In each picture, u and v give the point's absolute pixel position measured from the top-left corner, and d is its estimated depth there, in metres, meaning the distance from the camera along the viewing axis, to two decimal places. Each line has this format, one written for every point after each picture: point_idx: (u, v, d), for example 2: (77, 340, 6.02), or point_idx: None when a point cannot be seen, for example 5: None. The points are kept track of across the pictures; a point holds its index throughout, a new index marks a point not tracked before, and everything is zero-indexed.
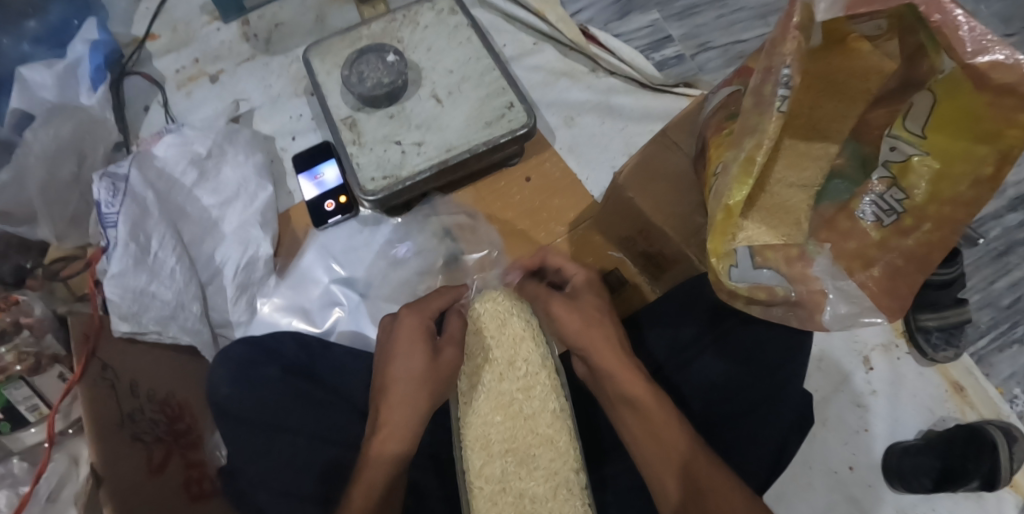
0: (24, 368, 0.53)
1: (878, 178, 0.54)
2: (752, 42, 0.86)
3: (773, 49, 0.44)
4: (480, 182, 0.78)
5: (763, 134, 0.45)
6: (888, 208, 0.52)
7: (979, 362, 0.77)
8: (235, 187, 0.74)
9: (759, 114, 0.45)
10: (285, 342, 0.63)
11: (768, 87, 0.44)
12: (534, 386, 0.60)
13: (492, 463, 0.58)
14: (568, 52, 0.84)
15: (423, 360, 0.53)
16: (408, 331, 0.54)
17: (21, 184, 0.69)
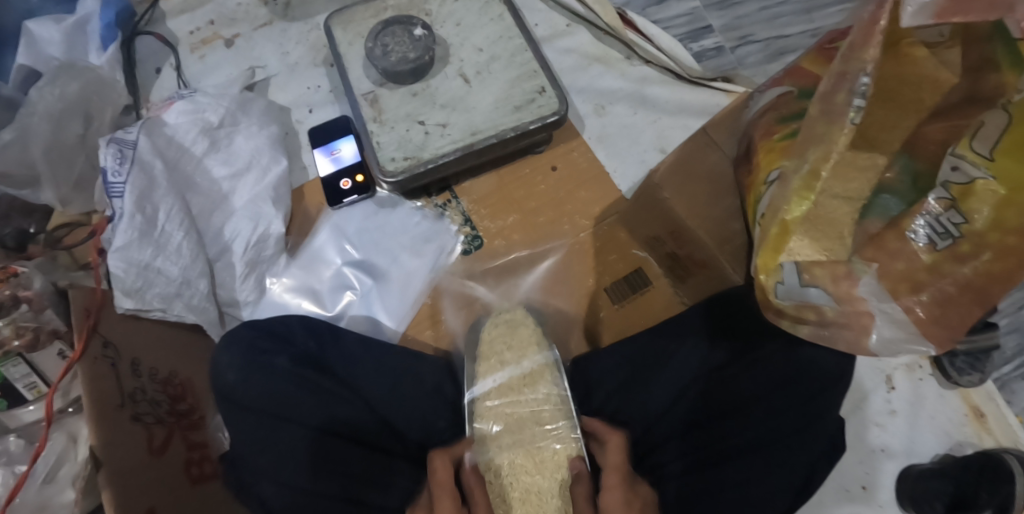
0: (22, 343, 0.50)
1: (935, 197, 0.48)
2: (795, 39, 0.81)
3: (849, 55, 0.42)
4: (503, 168, 0.73)
5: (831, 146, 0.43)
6: (943, 231, 0.48)
7: (1002, 388, 0.75)
8: (247, 158, 0.70)
9: (827, 124, 0.43)
10: (293, 328, 0.61)
11: (842, 95, 0.42)
12: (538, 380, 0.64)
13: (501, 456, 0.61)
14: (602, 37, 0.81)
15: None
16: None
17: (24, 144, 0.67)
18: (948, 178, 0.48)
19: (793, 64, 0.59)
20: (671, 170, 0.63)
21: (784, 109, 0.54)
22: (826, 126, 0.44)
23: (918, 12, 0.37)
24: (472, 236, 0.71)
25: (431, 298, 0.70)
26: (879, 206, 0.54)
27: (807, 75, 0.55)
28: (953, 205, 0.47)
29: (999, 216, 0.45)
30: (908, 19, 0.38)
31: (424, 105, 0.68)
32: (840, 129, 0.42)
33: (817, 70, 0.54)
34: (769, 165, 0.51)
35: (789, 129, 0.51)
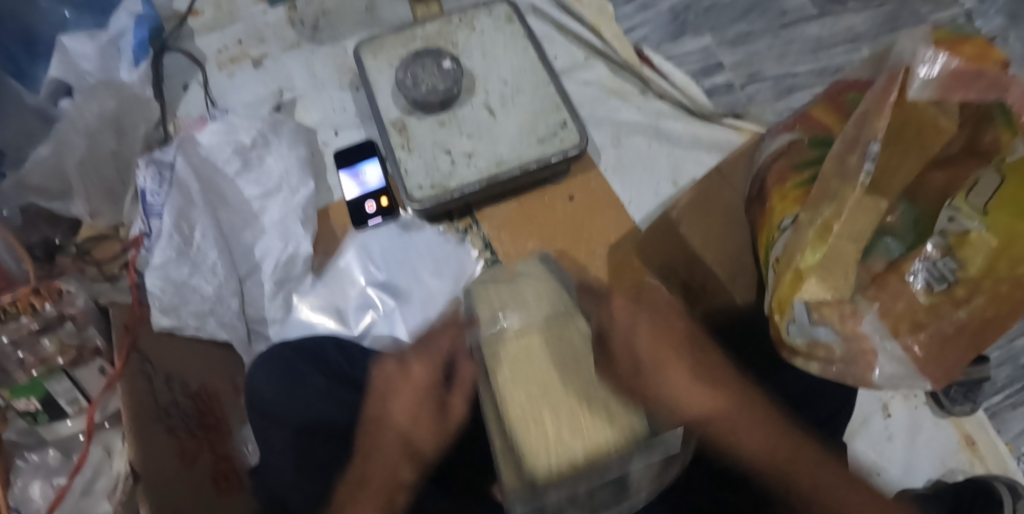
0: (65, 361, 0.52)
1: (933, 244, 0.51)
2: (803, 77, 0.89)
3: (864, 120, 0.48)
4: (524, 197, 0.76)
5: (844, 201, 0.48)
6: (940, 274, 0.51)
7: (992, 417, 0.79)
8: (278, 179, 0.71)
9: (841, 183, 0.49)
10: (326, 348, 0.63)
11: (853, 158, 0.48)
12: (544, 299, 0.47)
13: (502, 356, 0.42)
14: (619, 71, 0.84)
15: (431, 427, 0.51)
16: (408, 389, 0.52)
17: (60, 159, 0.68)
18: (945, 226, 0.52)
19: (804, 111, 0.63)
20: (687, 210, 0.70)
21: (797, 156, 0.58)
22: (841, 184, 0.48)
23: (923, 86, 0.43)
24: (492, 260, 0.74)
25: None
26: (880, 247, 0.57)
27: (820, 124, 0.59)
28: (949, 252, 0.51)
29: (993, 264, 0.50)
30: (913, 91, 0.44)
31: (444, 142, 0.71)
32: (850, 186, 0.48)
33: (828, 121, 0.59)
34: (783, 211, 0.55)
35: (802, 176, 0.55)
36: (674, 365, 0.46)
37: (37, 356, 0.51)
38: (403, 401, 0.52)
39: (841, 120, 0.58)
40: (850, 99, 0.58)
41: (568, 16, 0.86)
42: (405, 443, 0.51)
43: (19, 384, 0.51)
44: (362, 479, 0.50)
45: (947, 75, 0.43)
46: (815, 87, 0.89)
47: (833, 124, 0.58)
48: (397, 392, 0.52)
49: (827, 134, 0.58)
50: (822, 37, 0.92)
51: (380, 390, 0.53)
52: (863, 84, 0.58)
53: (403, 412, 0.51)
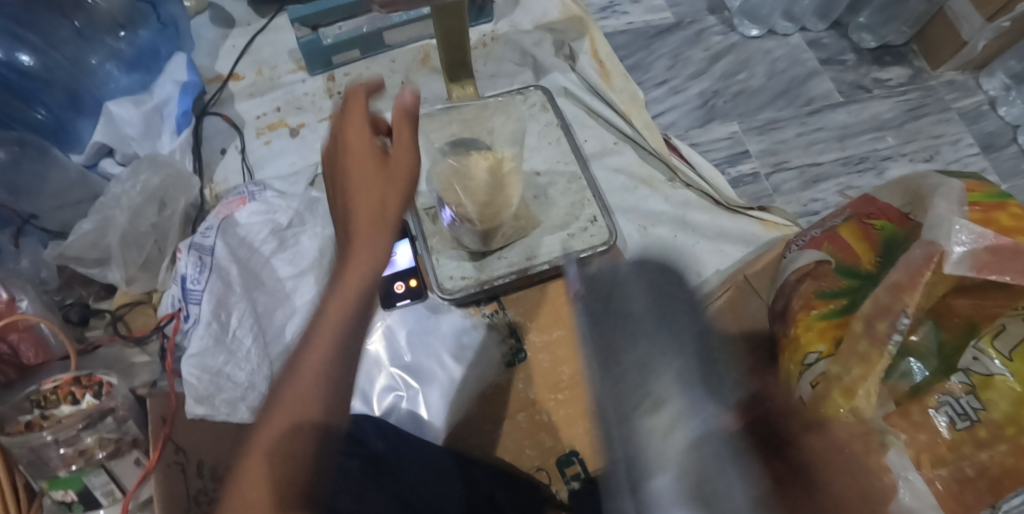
0: (104, 454, 0.54)
1: (956, 380, 0.55)
2: (827, 166, 0.91)
3: (895, 292, 0.46)
4: (551, 283, 0.79)
5: (871, 367, 0.47)
6: (961, 412, 0.54)
7: None
8: (314, 254, 0.73)
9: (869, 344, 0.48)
10: (364, 428, 0.67)
11: (883, 325, 0.46)
12: (498, 191, 0.70)
13: (450, 173, 0.70)
14: (648, 157, 0.86)
15: (366, 132, 0.50)
16: (352, 112, 0.51)
17: (103, 233, 0.71)
18: (968, 365, 0.55)
19: (831, 226, 0.63)
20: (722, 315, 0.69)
21: (825, 282, 0.60)
22: (869, 348, 0.47)
23: (960, 260, 0.44)
24: (517, 348, 0.75)
25: (475, 406, 0.73)
26: (898, 371, 0.57)
27: (849, 251, 0.60)
28: (972, 390, 0.54)
29: (1016, 413, 0.52)
30: (950, 266, 0.44)
31: (485, 194, 0.69)
32: (875, 351, 0.47)
33: (860, 251, 0.59)
34: (807, 345, 0.55)
35: (828, 308, 0.57)
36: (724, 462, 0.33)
37: (76, 448, 0.52)
38: (364, 176, 0.47)
39: (872, 253, 0.58)
40: (877, 227, 0.59)
41: (599, 101, 0.89)
42: (382, 173, 0.48)
43: (57, 477, 0.53)
44: (355, 236, 0.46)
45: (982, 253, 0.44)
46: (842, 177, 0.90)
47: (863, 253, 0.59)
48: (346, 144, 0.49)
49: (855, 264, 0.59)
50: (848, 125, 0.94)
51: (354, 186, 0.48)
52: (896, 214, 0.59)
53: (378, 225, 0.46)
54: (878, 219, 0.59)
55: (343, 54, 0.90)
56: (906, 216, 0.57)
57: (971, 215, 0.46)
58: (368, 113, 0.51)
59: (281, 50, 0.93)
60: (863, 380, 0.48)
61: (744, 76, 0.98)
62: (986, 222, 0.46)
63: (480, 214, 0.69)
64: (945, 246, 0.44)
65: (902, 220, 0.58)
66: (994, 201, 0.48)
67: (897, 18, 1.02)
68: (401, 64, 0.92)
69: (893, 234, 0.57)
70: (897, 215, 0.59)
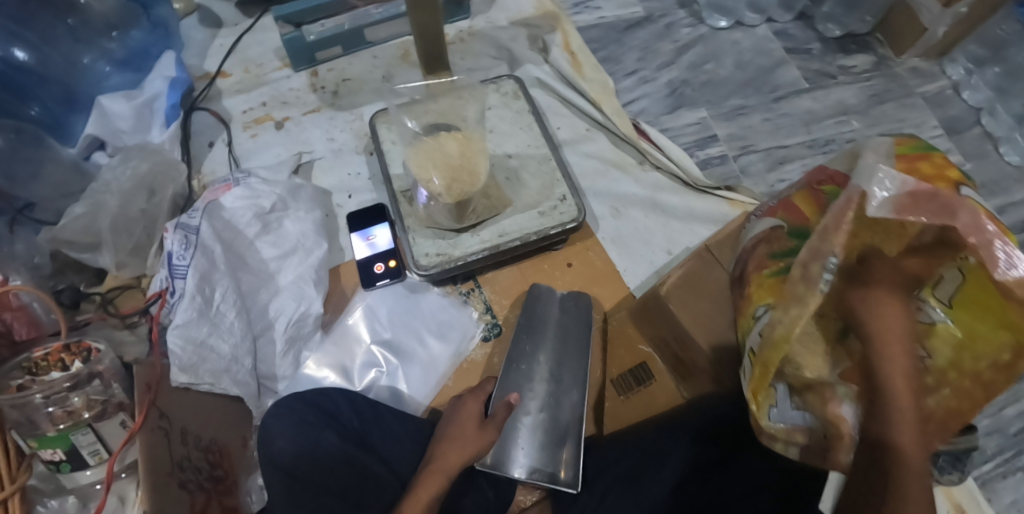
0: (91, 415, 0.56)
1: None
2: (794, 149, 0.94)
3: (824, 235, 0.50)
4: (524, 261, 0.82)
5: (806, 306, 0.49)
6: None
7: (984, 486, 0.82)
8: (294, 241, 0.78)
9: (807, 288, 0.50)
10: (337, 401, 0.68)
11: (815, 265, 0.49)
12: (473, 166, 0.73)
13: (424, 144, 0.72)
14: (618, 142, 0.90)
15: (470, 428, 0.64)
16: (464, 415, 0.65)
17: (95, 217, 0.74)
18: (915, 315, 0.55)
19: (786, 196, 0.67)
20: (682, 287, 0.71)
21: (777, 246, 0.64)
22: (804, 289, 0.50)
23: (882, 204, 0.47)
24: (492, 323, 0.78)
25: (452, 379, 0.76)
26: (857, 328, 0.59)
27: (800, 215, 0.64)
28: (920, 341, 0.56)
29: (958, 358, 0.54)
30: (872, 209, 0.47)
31: (448, 167, 0.71)
32: (811, 291, 0.49)
33: (810, 214, 0.63)
34: (758, 300, 0.60)
35: (778, 266, 0.61)
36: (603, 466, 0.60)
37: (65, 409, 0.56)
38: (456, 452, 0.61)
39: (821, 216, 0.62)
40: (826, 191, 0.62)
41: (571, 90, 0.93)
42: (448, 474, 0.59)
43: (46, 436, 0.55)
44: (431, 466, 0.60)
45: (903, 196, 0.47)
46: (807, 159, 0.93)
47: (811, 216, 0.63)
48: (448, 441, 0.63)
49: (804, 225, 0.63)
50: (812, 109, 0.98)
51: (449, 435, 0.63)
52: (842, 178, 0.62)
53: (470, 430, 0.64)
54: (826, 185, 0.63)
55: (327, 51, 0.94)
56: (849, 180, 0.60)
57: (897, 165, 0.52)
58: (472, 421, 0.65)
59: (267, 49, 0.97)
60: (799, 321, 0.49)
61: (713, 66, 1.01)
62: (910, 170, 0.52)
63: (450, 192, 0.71)
64: (865, 189, 0.48)
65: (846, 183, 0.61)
66: (921, 152, 0.53)
67: (860, 7, 1.05)
68: (382, 60, 0.96)
69: (839, 196, 0.60)
70: (842, 178, 0.62)
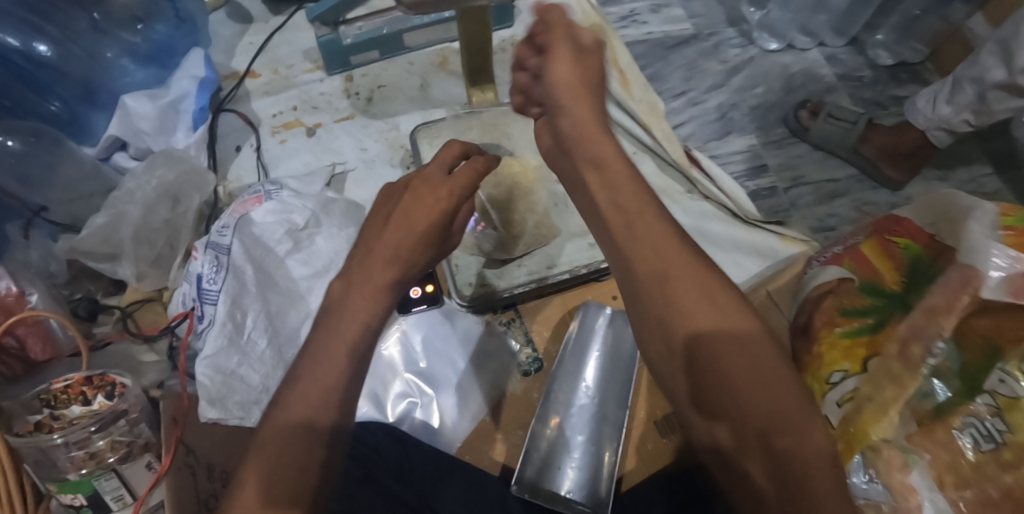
0: (115, 458, 0.53)
1: (983, 402, 0.49)
2: (843, 182, 0.90)
3: (930, 315, 0.47)
4: (566, 292, 0.78)
5: (902, 389, 0.47)
6: (987, 434, 0.48)
7: None
8: (328, 259, 0.71)
9: (902, 367, 0.47)
10: (378, 436, 0.65)
11: (917, 347, 0.46)
12: (531, 198, 0.77)
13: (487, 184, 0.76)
14: (665, 168, 0.85)
15: (440, 175, 0.52)
16: (444, 156, 0.54)
17: (116, 227, 0.69)
18: (992, 386, 0.49)
19: (852, 243, 0.64)
20: None
21: (846, 299, 0.60)
22: (901, 370, 0.47)
23: (998, 284, 0.45)
24: (533, 357, 0.74)
25: (491, 414, 0.72)
26: (920, 389, 0.51)
27: (869, 267, 0.60)
28: (998, 412, 0.48)
29: None
30: (988, 289, 0.45)
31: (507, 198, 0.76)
32: (909, 373, 0.47)
33: (879, 266, 0.59)
34: (831, 364, 0.57)
35: (852, 327, 0.57)
36: (358, 306, 0.45)
37: (87, 452, 0.52)
38: (391, 238, 0.48)
39: (895, 271, 0.58)
40: (898, 244, 0.58)
41: (618, 110, 0.89)
42: (396, 266, 0.48)
43: (68, 481, 0.51)
44: (368, 258, 0.48)
45: (1016, 279, 0.44)
46: (858, 194, 0.89)
47: (884, 269, 0.58)
48: (392, 229, 0.49)
49: (875, 280, 0.58)
50: None
51: (393, 220, 0.49)
52: (918, 232, 0.57)
53: (456, 194, 0.51)
54: (899, 238, 0.58)
55: (361, 55, 0.89)
56: (930, 236, 0.56)
57: (1007, 239, 0.48)
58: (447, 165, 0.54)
59: (298, 50, 0.92)
60: (897, 402, 0.47)
61: (761, 90, 0.98)
62: (1018, 245, 0.48)
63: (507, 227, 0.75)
64: (983, 270, 0.45)
65: (925, 240, 0.56)
66: None
67: (913, 37, 1.01)
68: (419, 68, 0.91)
69: (914, 253, 0.56)
70: (920, 234, 0.57)
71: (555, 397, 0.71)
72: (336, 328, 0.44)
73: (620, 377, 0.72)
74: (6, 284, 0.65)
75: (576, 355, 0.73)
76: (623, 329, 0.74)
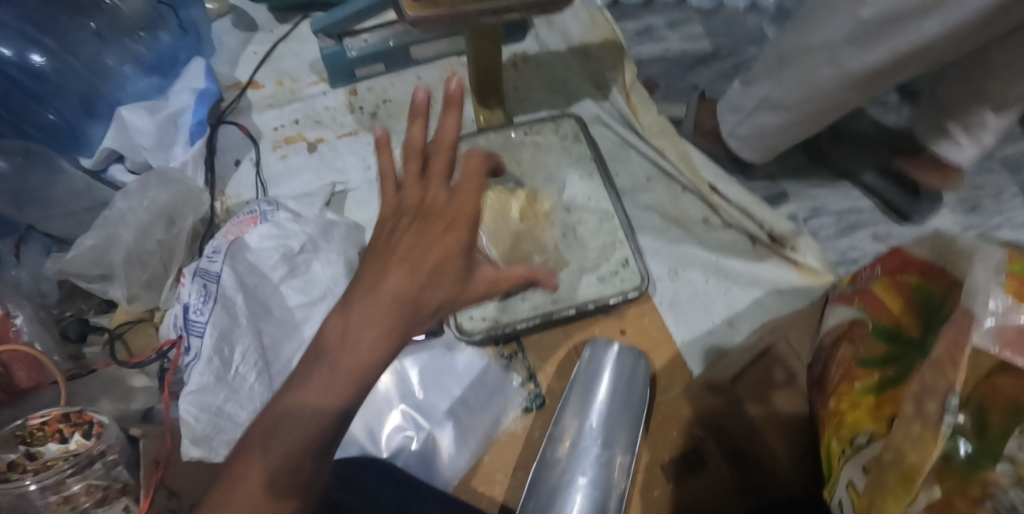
0: (92, 501, 0.51)
1: None
2: (868, 213, 0.86)
3: (938, 370, 0.41)
4: (574, 324, 0.74)
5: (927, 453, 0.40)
6: None
7: None
8: (324, 287, 0.67)
9: (922, 426, 0.41)
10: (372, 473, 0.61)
11: (933, 403, 0.40)
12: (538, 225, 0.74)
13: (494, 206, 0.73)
14: (682, 193, 0.83)
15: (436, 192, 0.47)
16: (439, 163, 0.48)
17: (106, 250, 0.67)
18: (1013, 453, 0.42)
19: (865, 285, 0.60)
20: (755, 388, 0.65)
21: (862, 347, 0.56)
22: (923, 432, 0.40)
23: (990, 333, 0.41)
24: (535, 393, 0.71)
25: (487, 452, 0.69)
26: None
27: (883, 310, 0.55)
28: None
29: None
30: (978, 337, 0.41)
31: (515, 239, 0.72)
32: (930, 433, 0.40)
33: (896, 309, 0.55)
34: (856, 425, 0.51)
35: (872, 381, 0.53)
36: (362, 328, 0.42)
37: (62, 495, 0.49)
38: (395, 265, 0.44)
39: (909, 313, 0.53)
40: (912, 283, 0.55)
41: (633, 133, 0.87)
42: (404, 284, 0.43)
43: None
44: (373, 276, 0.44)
45: (1009, 329, 0.41)
46: (880, 225, 0.85)
47: (900, 312, 0.54)
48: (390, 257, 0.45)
49: (891, 324, 0.54)
50: None
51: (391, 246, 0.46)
52: (930, 271, 0.54)
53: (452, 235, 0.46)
54: (913, 276, 0.55)
55: (367, 68, 0.86)
56: (944, 274, 0.52)
57: (1008, 286, 0.42)
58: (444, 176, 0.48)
59: (303, 61, 0.89)
60: (919, 467, 0.40)
61: None
62: (1022, 296, 0.42)
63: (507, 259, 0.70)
64: (976, 317, 0.41)
65: (939, 276, 0.53)
66: None
67: None
68: (426, 82, 0.88)
69: (930, 293, 0.53)
70: (931, 271, 0.54)
71: (559, 435, 0.67)
72: (341, 349, 0.42)
73: (632, 416, 0.67)
74: None
75: (584, 389, 0.68)
76: (633, 364, 0.70)
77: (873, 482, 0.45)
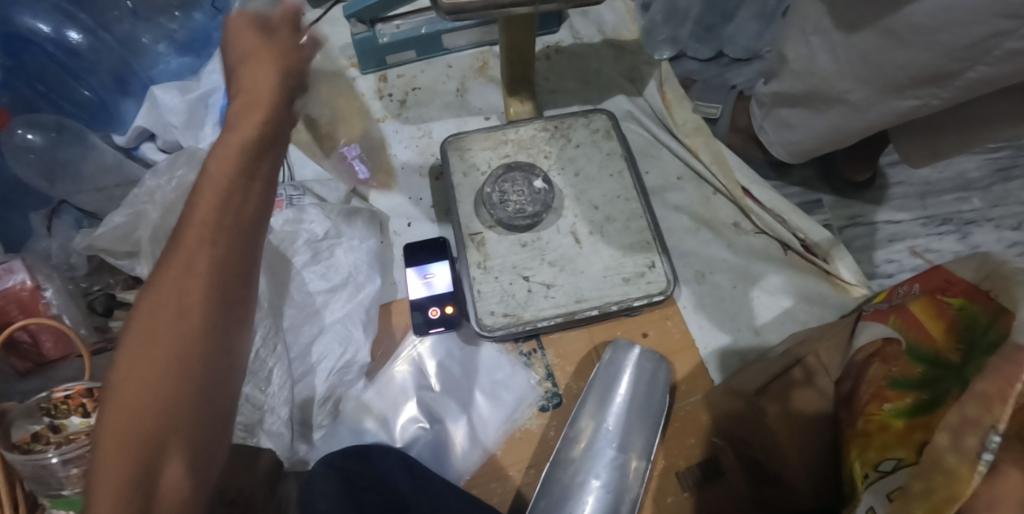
0: None
1: None
2: (907, 225, 0.82)
3: (982, 404, 0.38)
4: (595, 323, 0.73)
5: (956, 490, 0.37)
6: None
7: None
8: (346, 274, 0.70)
9: (959, 460, 0.38)
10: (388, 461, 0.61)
11: (973, 439, 0.37)
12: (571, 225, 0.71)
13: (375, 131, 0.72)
14: (713, 195, 0.81)
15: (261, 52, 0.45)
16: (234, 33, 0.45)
17: (135, 226, 0.68)
18: None
19: (901, 301, 0.58)
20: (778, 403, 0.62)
21: (896, 367, 0.54)
22: (956, 464, 0.38)
23: None
24: (552, 392, 0.70)
25: (501, 448, 0.68)
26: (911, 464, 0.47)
27: (922, 331, 0.53)
28: None
29: None
30: None
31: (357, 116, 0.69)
32: (966, 469, 0.37)
33: (936, 332, 0.52)
34: (884, 450, 0.50)
35: (902, 404, 0.51)
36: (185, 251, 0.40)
37: (83, 468, 0.50)
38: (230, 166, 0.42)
39: (951, 337, 0.51)
40: (954, 306, 0.52)
41: (666, 131, 0.85)
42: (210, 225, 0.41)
43: (60, 497, 0.51)
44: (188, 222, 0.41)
45: None
46: (919, 239, 0.81)
47: (940, 336, 0.51)
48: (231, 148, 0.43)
49: (930, 347, 0.52)
50: (931, 181, 0.85)
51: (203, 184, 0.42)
52: (975, 293, 0.51)
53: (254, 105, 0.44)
54: (954, 297, 0.53)
55: (399, 54, 0.85)
56: (988, 297, 0.50)
57: None
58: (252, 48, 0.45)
59: (334, 45, 0.89)
60: (950, 505, 0.37)
61: None
62: None
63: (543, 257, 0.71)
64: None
65: (984, 300, 0.50)
66: None
67: None
68: (457, 71, 0.87)
69: (973, 316, 0.50)
70: (977, 294, 0.51)
71: (576, 439, 0.65)
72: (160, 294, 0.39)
73: (649, 423, 0.65)
74: (23, 277, 0.62)
75: (604, 390, 0.67)
76: (654, 367, 0.68)
77: (895, 512, 0.42)
